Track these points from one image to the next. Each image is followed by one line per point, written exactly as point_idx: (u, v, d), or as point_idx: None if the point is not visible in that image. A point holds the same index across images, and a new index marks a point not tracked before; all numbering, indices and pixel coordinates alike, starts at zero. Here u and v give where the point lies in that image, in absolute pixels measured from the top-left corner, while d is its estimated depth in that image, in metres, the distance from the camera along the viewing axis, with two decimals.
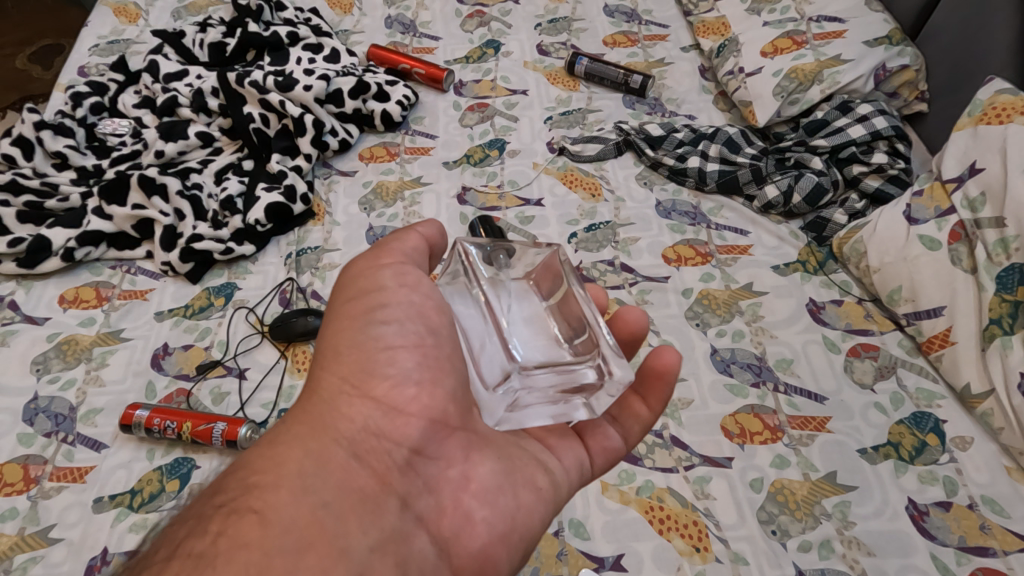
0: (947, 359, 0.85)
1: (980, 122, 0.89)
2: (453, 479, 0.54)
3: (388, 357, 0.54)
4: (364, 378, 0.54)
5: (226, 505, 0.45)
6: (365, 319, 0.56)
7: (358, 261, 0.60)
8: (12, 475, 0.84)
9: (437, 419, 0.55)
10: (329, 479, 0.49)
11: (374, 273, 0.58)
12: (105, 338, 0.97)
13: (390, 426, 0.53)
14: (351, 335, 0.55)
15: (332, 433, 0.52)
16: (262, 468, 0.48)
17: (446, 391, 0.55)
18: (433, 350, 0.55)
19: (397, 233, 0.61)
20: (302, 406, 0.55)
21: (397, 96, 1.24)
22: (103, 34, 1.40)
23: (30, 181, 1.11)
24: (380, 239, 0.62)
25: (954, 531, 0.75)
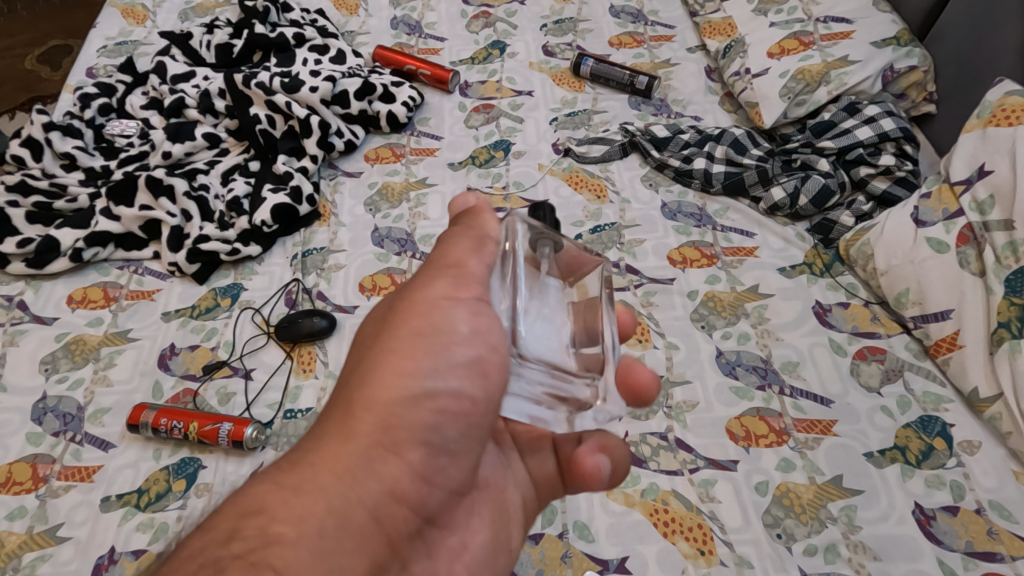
0: (955, 363, 0.85)
1: (989, 124, 0.89)
2: (449, 547, 0.53)
3: (435, 422, 0.49)
4: (402, 436, 0.48)
5: (246, 558, 0.41)
6: (427, 365, 0.49)
7: (430, 279, 0.52)
8: (22, 473, 0.85)
9: (455, 489, 0.52)
10: (347, 543, 0.45)
11: (443, 308, 0.50)
12: (113, 339, 0.98)
13: (414, 492, 0.49)
14: (401, 382, 0.49)
15: (355, 491, 0.46)
16: (281, 519, 0.44)
17: (478, 460, 0.53)
18: (479, 417, 0.51)
19: (469, 244, 0.53)
20: (319, 440, 0.48)
21: (403, 98, 1.24)
22: (111, 35, 1.41)
23: (39, 182, 1.12)
24: (452, 244, 0.54)
25: (961, 536, 0.74)
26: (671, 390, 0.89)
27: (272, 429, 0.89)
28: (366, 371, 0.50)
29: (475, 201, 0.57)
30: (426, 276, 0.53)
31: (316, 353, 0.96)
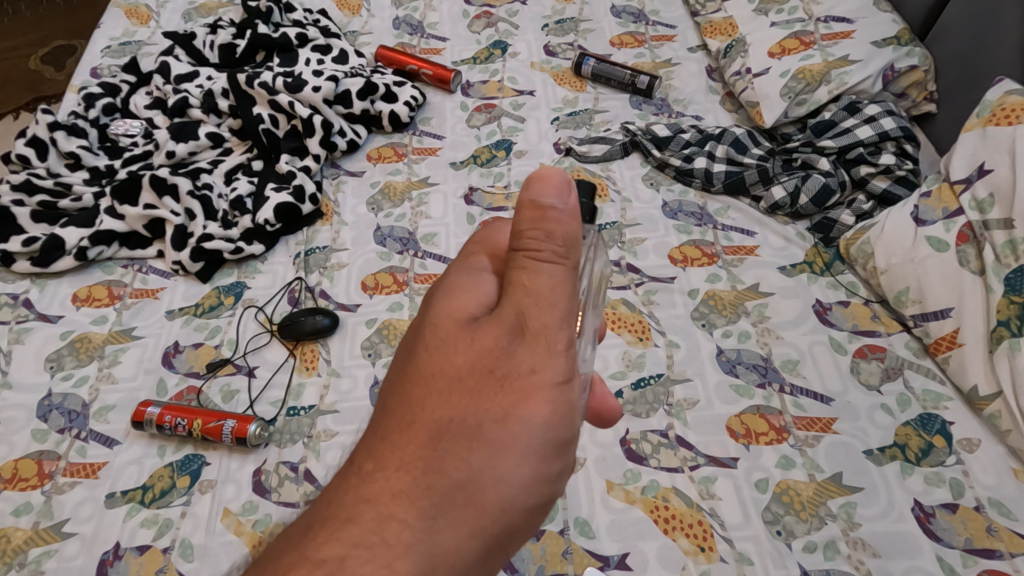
0: (955, 361, 0.85)
1: (989, 123, 0.89)
2: None
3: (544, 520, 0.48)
4: (517, 534, 0.47)
5: None
6: (544, 460, 0.46)
7: (558, 350, 0.45)
8: (28, 470, 0.86)
9: None
10: None
11: (571, 393, 0.46)
12: (118, 337, 0.99)
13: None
14: (532, 483, 0.46)
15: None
16: None
17: None
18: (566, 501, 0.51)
19: (566, 288, 0.45)
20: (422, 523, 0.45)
21: (405, 97, 1.25)
22: (115, 35, 1.42)
23: (44, 181, 1.13)
24: (548, 283, 0.44)
25: (961, 533, 0.75)
26: (672, 388, 0.89)
27: (275, 426, 0.89)
28: (474, 456, 0.45)
29: (561, 201, 0.44)
30: (527, 330, 0.45)
31: (319, 352, 0.97)
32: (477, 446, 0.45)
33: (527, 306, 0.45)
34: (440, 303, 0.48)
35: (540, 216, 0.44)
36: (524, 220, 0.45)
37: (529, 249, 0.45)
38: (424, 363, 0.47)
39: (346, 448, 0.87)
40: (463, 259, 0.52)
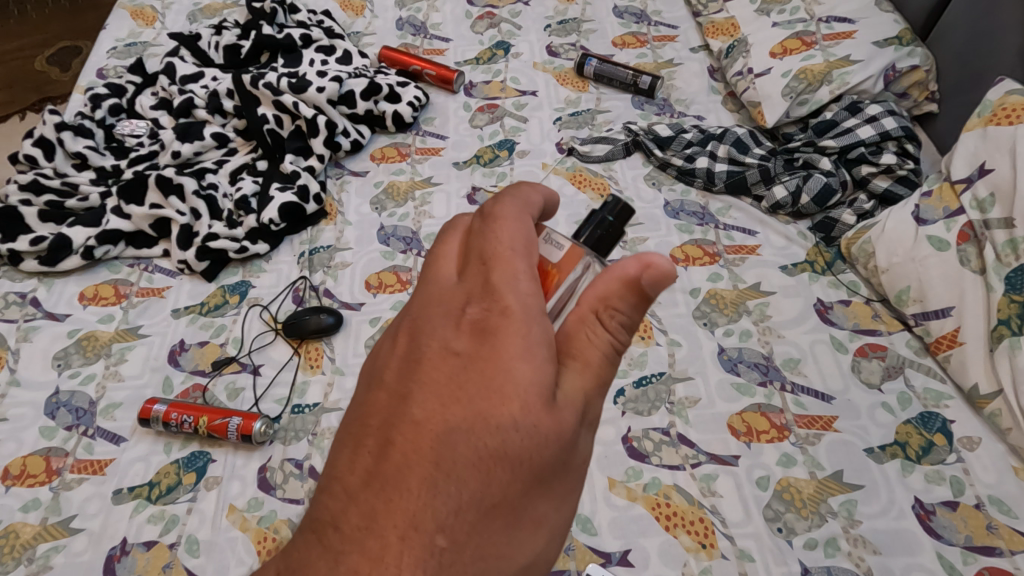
0: (956, 359, 0.86)
1: (990, 122, 0.89)
2: None
3: None
4: None
5: None
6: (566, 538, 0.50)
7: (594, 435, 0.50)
8: (36, 466, 0.87)
9: None
10: None
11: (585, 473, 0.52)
12: (124, 335, 0.99)
13: None
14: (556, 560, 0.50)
15: None
16: None
17: None
18: None
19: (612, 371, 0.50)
20: None
21: (408, 97, 1.26)
22: (121, 37, 1.43)
23: (51, 181, 1.14)
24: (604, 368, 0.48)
25: (961, 530, 0.75)
26: (674, 386, 0.90)
27: (280, 424, 0.90)
28: (537, 542, 0.46)
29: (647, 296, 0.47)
30: (588, 415, 0.48)
31: (323, 350, 0.97)
32: (543, 528, 0.46)
33: (593, 391, 0.48)
34: (513, 359, 0.45)
35: (625, 296, 0.47)
36: (606, 289, 0.48)
37: (598, 312, 0.48)
38: (501, 433, 0.44)
39: None
40: (512, 290, 0.47)
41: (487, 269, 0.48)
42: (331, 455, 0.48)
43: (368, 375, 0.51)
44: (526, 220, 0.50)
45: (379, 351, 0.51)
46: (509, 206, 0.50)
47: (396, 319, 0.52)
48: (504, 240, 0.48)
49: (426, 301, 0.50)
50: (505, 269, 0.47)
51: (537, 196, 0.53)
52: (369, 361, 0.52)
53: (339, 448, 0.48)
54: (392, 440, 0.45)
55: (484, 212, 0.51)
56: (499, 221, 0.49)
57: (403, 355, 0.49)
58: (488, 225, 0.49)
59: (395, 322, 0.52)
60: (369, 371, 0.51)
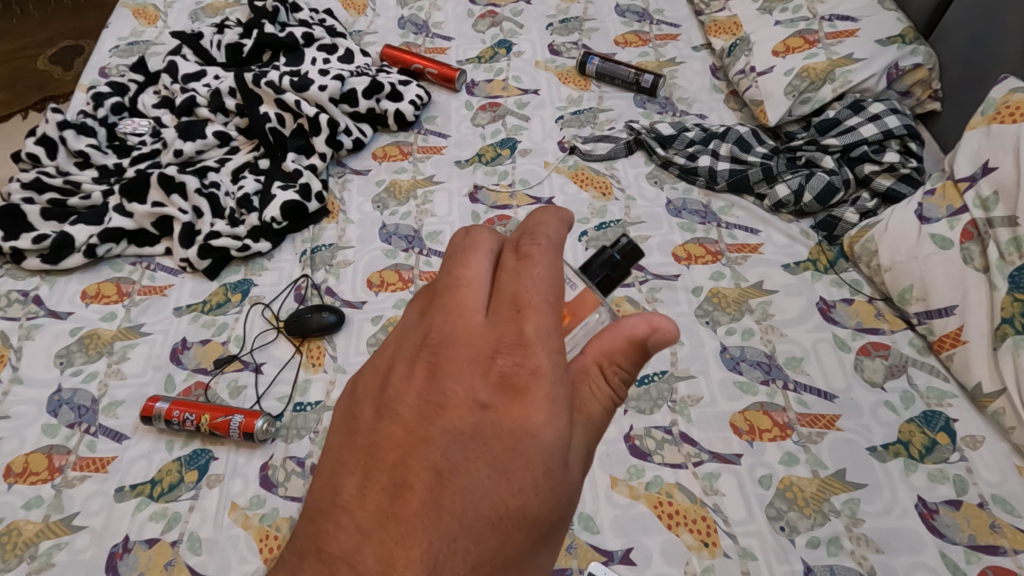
0: (959, 358, 0.85)
1: (993, 120, 0.89)
2: None
3: None
4: None
5: None
6: None
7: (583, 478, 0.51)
8: (38, 464, 0.87)
9: None
10: None
11: None
12: (126, 333, 1.00)
13: None
14: None
15: None
16: None
17: None
18: None
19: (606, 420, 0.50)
20: None
21: (410, 96, 1.26)
22: (123, 35, 1.43)
23: (54, 179, 1.14)
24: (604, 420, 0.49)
25: (964, 529, 0.75)
26: (676, 385, 0.90)
27: (282, 422, 0.90)
28: None
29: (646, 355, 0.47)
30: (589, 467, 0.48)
31: (325, 348, 0.97)
32: None
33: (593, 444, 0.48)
34: (538, 419, 0.43)
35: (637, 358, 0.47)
36: (610, 344, 0.47)
37: (600, 364, 0.48)
38: (520, 492, 0.43)
39: None
40: (544, 345, 0.44)
41: (518, 316, 0.44)
42: (337, 484, 0.46)
43: (378, 402, 0.47)
44: (560, 264, 0.46)
45: (390, 376, 0.48)
46: (544, 245, 0.46)
47: (409, 344, 0.48)
48: (539, 287, 0.44)
49: (445, 334, 0.46)
50: (538, 321, 0.44)
51: (565, 227, 0.49)
52: (378, 383, 0.48)
53: (345, 478, 0.45)
54: (408, 485, 0.43)
55: (517, 247, 0.46)
56: (536, 265, 0.45)
57: (417, 391, 0.46)
58: (521, 265, 0.45)
59: (408, 347, 0.48)
60: (380, 398, 0.47)
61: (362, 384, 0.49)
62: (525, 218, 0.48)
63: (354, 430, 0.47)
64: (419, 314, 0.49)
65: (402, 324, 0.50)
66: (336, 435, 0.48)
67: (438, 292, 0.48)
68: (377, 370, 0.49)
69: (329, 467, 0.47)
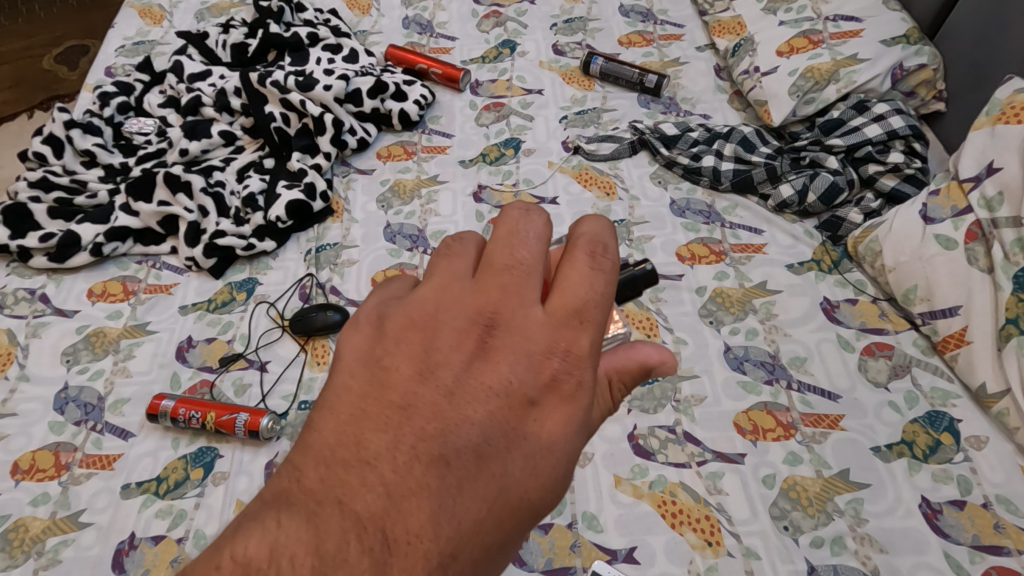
0: (963, 358, 0.85)
1: (998, 121, 0.89)
2: None
3: None
4: None
5: None
6: None
7: None
8: (45, 461, 0.87)
9: None
10: None
11: None
12: (132, 331, 1.00)
13: None
14: None
15: None
16: None
17: None
18: None
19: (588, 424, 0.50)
20: None
21: (415, 96, 1.26)
22: (129, 35, 1.44)
23: (60, 179, 1.15)
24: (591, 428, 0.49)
25: (968, 529, 0.75)
26: (680, 384, 0.90)
27: (287, 420, 0.91)
28: None
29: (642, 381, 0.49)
30: None
31: (329, 346, 0.98)
32: None
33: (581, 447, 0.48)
34: (574, 423, 0.41)
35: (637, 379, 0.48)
36: (621, 364, 0.48)
37: (609, 379, 0.47)
38: (542, 486, 0.40)
39: None
40: (596, 356, 0.41)
41: (578, 320, 0.40)
42: (360, 436, 0.39)
43: (415, 358, 0.41)
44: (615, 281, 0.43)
45: (429, 331, 0.41)
46: (615, 261, 0.42)
47: (452, 304, 0.41)
48: (605, 298, 0.41)
49: (498, 309, 0.40)
50: (599, 331, 0.41)
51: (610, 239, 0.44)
52: (412, 335, 0.41)
53: (371, 433, 0.39)
54: (445, 457, 0.38)
55: (592, 252, 0.41)
56: (607, 277, 0.41)
57: (459, 360, 0.40)
58: (593, 273, 0.41)
59: (450, 306, 0.41)
60: (416, 354, 0.41)
61: (391, 330, 0.42)
62: (587, 224, 0.43)
63: (383, 381, 0.40)
64: (466, 275, 0.42)
65: (445, 273, 0.43)
66: (357, 379, 0.41)
67: (492, 260, 0.41)
68: (410, 320, 0.42)
69: (348, 414, 0.40)
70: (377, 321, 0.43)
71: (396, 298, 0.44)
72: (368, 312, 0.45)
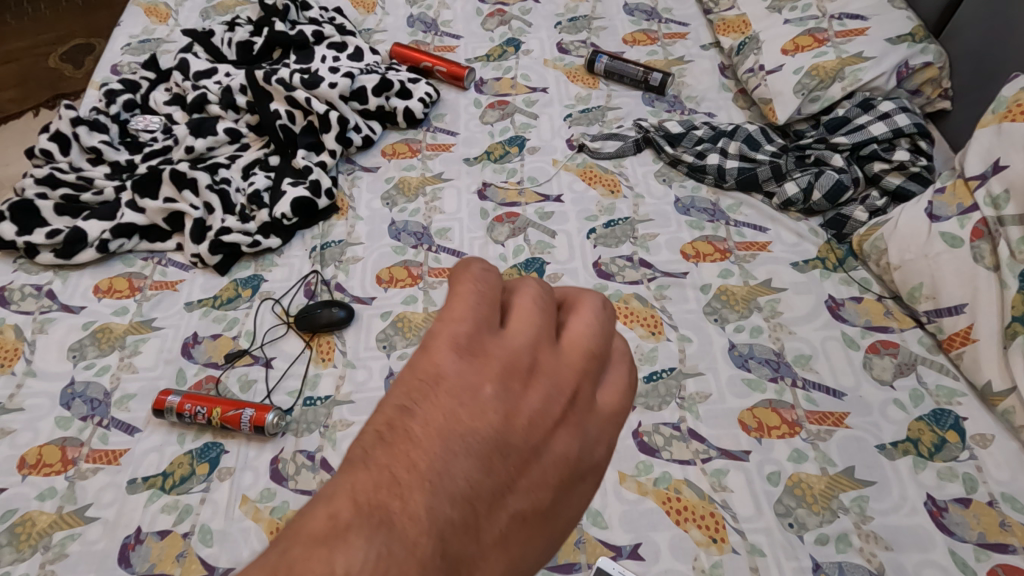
0: (968, 356, 0.85)
1: (1004, 119, 0.89)
2: None
3: None
4: None
5: None
6: None
7: None
8: (52, 456, 0.88)
9: None
10: None
11: None
12: (138, 327, 1.00)
13: None
14: None
15: None
16: None
17: None
18: None
19: None
20: None
21: (419, 94, 1.26)
22: (135, 33, 1.44)
23: (67, 175, 1.16)
24: None
25: (974, 527, 0.75)
26: (684, 382, 0.90)
27: (292, 416, 0.91)
28: None
29: None
30: None
31: (334, 343, 0.98)
32: None
33: None
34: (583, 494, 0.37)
35: None
36: None
37: None
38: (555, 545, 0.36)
39: None
40: None
41: (617, 423, 0.35)
42: (459, 476, 0.29)
43: (515, 404, 0.31)
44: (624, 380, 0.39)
45: (528, 379, 0.32)
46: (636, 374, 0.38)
47: (553, 358, 0.33)
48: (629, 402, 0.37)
49: (584, 388, 0.33)
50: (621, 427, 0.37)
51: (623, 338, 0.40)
52: (512, 376, 0.31)
53: (469, 478, 0.29)
54: (527, 518, 0.31)
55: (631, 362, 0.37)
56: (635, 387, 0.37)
57: (552, 420, 0.32)
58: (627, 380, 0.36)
59: (551, 362, 0.33)
60: (514, 399, 0.31)
61: (490, 361, 0.31)
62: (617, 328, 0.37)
63: (482, 419, 0.30)
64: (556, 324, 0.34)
65: (552, 316, 0.33)
66: (450, 407, 0.30)
67: (593, 329, 0.34)
68: (512, 356, 0.32)
69: (440, 449, 0.29)
70: (468, 336, 0.31)
71: (493, 310, 0.32)
72: (459, 312, 0.31)
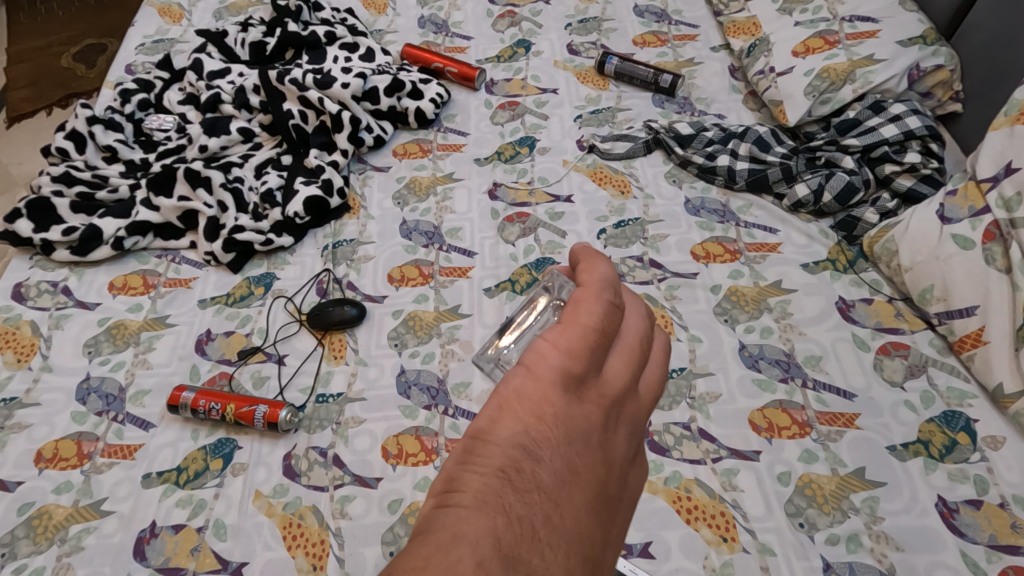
0: (979, 358, 0.85)
1: (1017, 121, 0.88)
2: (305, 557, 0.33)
3: None
4: None
5: None
6: None
7: None
8: (68, 450, 0.89)
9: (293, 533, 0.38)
10: None
11: None
12: (152, 324, 1.02)
13: None
14: None
15: None
16: None
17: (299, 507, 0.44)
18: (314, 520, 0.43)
19: None
20: None
21: (431, 95, 1.27)
22: (149, 33, 1.45)
23: (82, 173, 1.17)
24: None
25: (985, 529, 0.75)
26: (694, 382, 0.90)
27: (305, 412, 0.92)
28: None
29: None
30: None
31: (346, 341, 0.99)
32: None
33: None
34: None
35: None
36: None
37: None
38: None
39: (374, 435, 0.89)
40: None
41: None
42: (576, 523, 0.34)
43: (608, 453, 0.38)
44: None
45: (616, 429, 0.39)
46: None
47: (628, 411, 0.41)
48: None
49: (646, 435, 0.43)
50: None
51: None
52: (607, 423, 0.39)
53: (583, 528, 0.34)
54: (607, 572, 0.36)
55: None
56: None
57: (624, 465, 0.40)
58: None
59: (626, 414, 0.41)
60: (607, 448, 0.38)
61: (595, 407, 0.38)
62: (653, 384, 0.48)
63: (591, 467, 0.36)
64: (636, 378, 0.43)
65: (636, 370, 0.42)
66: (567, 452, 0.36)
67: (648, 385, 0.44)
68: (609, 405, 0.39)
69: (562, 493, 0.34)
70: (578, 381, 0.38)
71: (597, 358, 0.40)
72: (576, 356, 0.39)
